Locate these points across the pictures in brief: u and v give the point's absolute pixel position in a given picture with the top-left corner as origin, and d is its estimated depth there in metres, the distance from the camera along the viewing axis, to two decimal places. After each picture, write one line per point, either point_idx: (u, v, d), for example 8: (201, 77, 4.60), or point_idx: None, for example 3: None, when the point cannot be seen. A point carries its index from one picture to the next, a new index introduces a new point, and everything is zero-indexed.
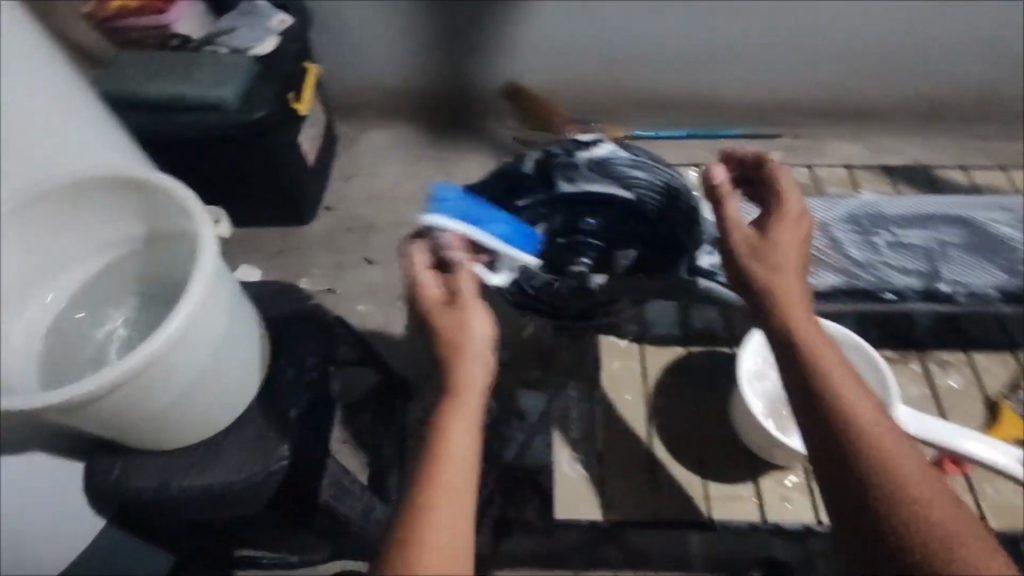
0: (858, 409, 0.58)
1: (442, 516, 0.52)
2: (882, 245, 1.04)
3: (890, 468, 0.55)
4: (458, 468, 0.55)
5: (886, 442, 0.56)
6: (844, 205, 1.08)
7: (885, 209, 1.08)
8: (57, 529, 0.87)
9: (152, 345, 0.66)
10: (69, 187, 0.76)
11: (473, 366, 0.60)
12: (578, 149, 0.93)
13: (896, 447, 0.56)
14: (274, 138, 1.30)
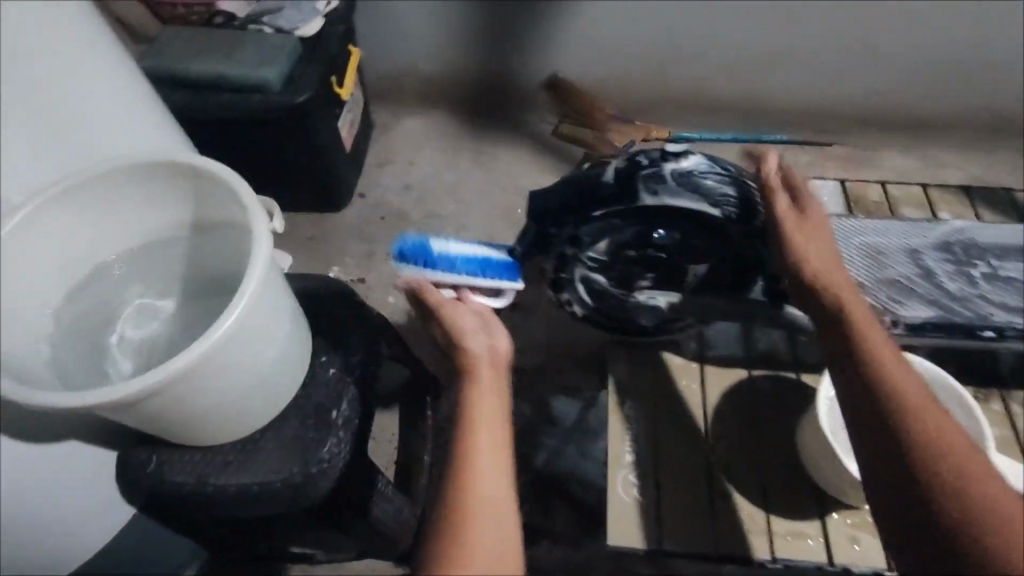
0: (906, 385, 0.57)
1: (471, 483, 0.53)
2: (978, 277, 0.86)
3: (940, 440, 0.54)
4: (488, 441, 0.56)
5: (933, 416, 0.56)
6: (938, 230, 0.89)
7: (983, 236, 0.89)
8: (86, 521, 0.84)
9: (209, 339, 0.64)
10: (121, 170, 0.73)
11: (476, 346, 0.64)
12: (665, 159, 0.73)
13: (942, 422, 0.55)
14: (316, 122, 1.25)
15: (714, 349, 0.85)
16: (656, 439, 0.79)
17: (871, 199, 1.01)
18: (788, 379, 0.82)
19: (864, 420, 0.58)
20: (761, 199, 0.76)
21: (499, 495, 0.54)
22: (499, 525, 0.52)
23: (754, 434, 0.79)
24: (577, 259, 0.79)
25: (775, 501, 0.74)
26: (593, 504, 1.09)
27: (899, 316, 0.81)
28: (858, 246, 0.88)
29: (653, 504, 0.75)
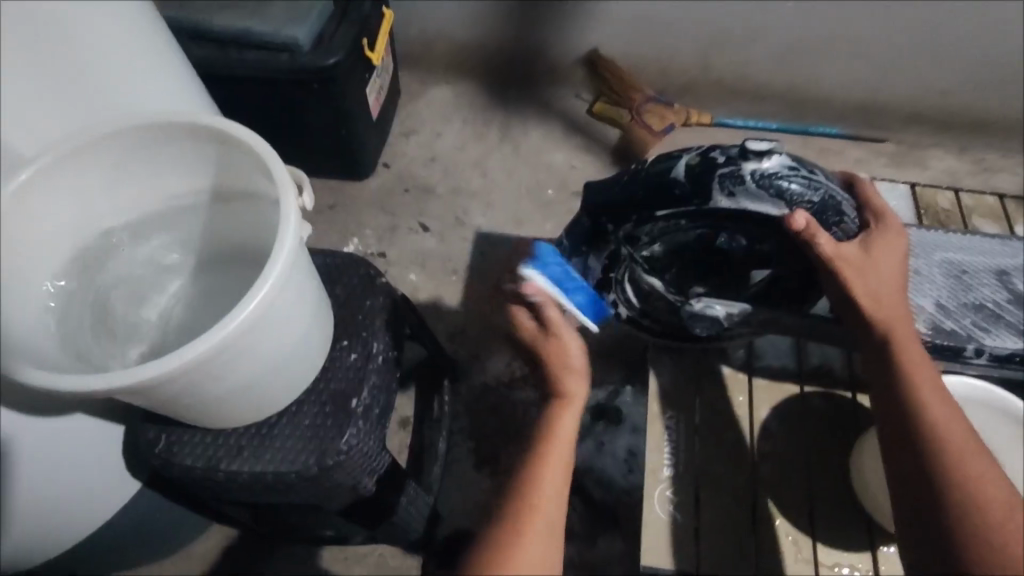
0: (944, 425, 0.57)
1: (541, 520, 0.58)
2: None
3: (969, 485, 0.54)
4: (559, 463, 0.61)
5: (967, 460, 0.55)
6: None
7: None
8: (95, 490, 0.82)
9: (224, 328, 0.60)
10: (138, 129, 0.67)
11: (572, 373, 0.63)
12: (746, 157, 0.65)
13: (979, 468, 0.54)
14: (343, 87, 1.18)
15: (762, 361, 0.83)
16: (698, 457, 0.79)
17: (941, 205, 0.97)
18: (843, 400, 0.80)
19: (890, 450, 0.59)
20: (846, 210, 0.68)
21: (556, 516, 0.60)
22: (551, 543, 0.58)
23: (800, 456, 0.78)
24: (632, 258, 0.73)
25: (820, 528, 0.74)
26: (608, 503, 1.04)
27: (984, 344, 0.74)
28: (940, 262, 0.80)
29: (688, 522, 0.75)
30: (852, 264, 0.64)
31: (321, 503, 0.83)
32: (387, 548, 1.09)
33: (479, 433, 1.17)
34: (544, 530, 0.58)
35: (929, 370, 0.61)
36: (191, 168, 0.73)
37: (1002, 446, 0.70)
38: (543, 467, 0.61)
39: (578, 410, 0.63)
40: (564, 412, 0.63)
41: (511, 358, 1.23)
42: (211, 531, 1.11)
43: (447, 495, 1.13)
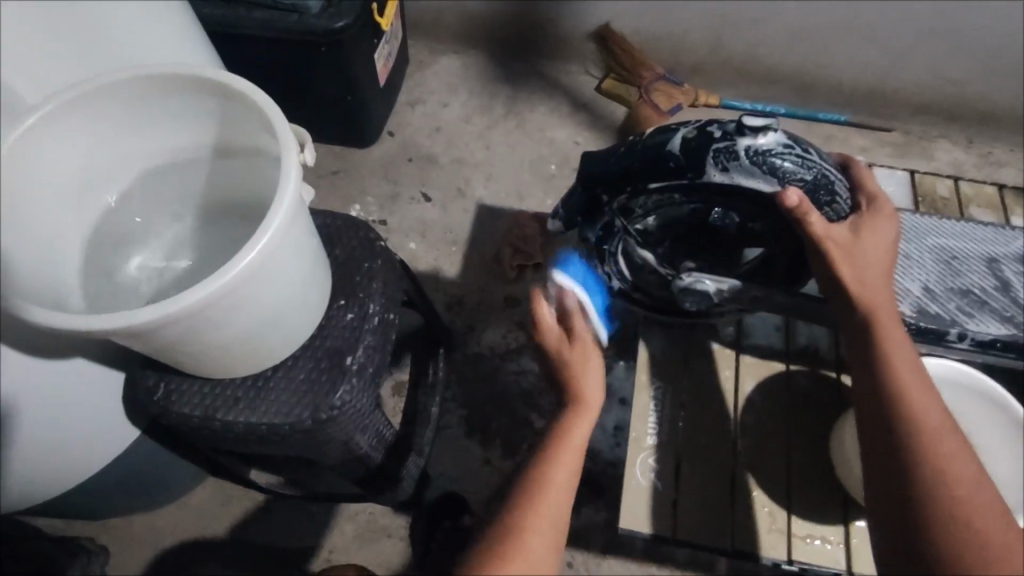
0: (920, 408, 0.58)
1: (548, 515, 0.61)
2: None
3: (940, 467, 0.55)
4: (568, 462, 0.64)
5: (942, 443, 0.56)
6: (1019, 239, 0.82)
7: None
8: (95, 435, 0.84)
9: (221, 276, 0.61)
10: (143, 81, 0.68)
11: (589, 377, 0.66)
12: (741, 133, 0.65)
13: (952, 451, 0.56)
14: (351, 51, 1.18)
15: (752, 338, 0.84)
16: (682, 429, 0.80)
17: (939, 192, 0.97)
18: (829, 381, 0.82)
19: (865, 430, 0.60)
20: (839, 190, 0.69)
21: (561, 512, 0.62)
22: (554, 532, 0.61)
23: (782, 432, 0.80)
24: (625, 230, 0.74)
25: (796, 501, 0.76)
26: (593, 472, 1.07)
27: (967, 329, 0.75)
28: (932, 248, 0.81)
29: (668, 489, 0.77)
30: (840, 247, 0.65)
31: (312, 456, 0.85)
32: (376, 507, 1.11)
33: (471, 400, 1.19)
34: (551, 524, 0.61)
35: (911, 353, 0.61)
36: (194, 122, 0.74)
37: (977, 425, 0.71)
38: (553, 465, 0.63)
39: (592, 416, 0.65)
40: (578, 418, 0.65)
41: (506, 328, 1.24)
42: (207, 483, 1.14)
43: (437, 457, 1.15)
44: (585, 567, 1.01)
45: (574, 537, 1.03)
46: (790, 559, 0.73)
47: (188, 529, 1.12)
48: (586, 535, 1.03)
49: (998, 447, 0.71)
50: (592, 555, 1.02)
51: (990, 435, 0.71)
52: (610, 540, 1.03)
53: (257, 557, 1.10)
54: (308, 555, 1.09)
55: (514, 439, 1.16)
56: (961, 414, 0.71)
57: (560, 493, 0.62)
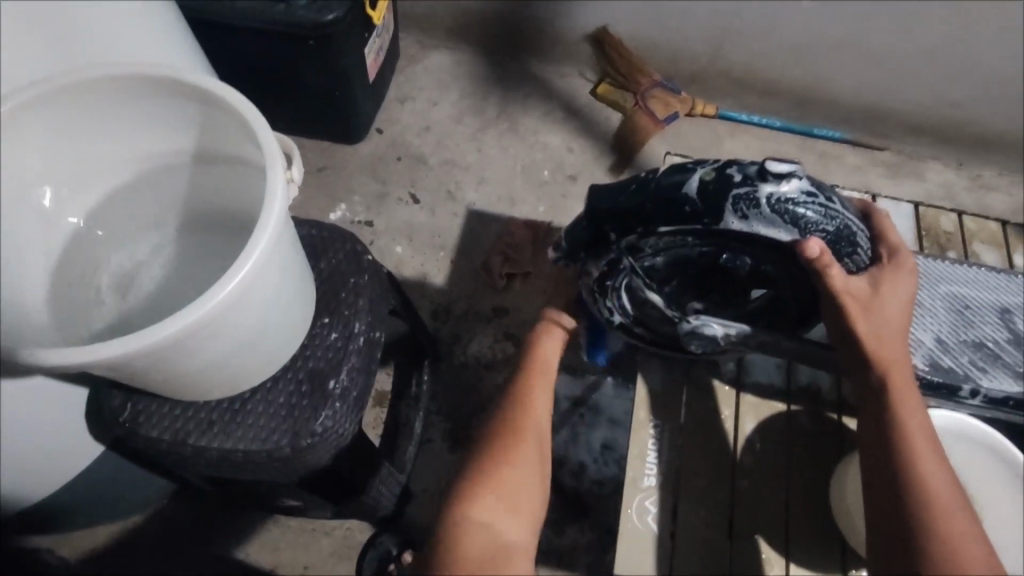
0: (930, 473, 0.57)
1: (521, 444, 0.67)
2: None
3: (947, 537, 0.54)
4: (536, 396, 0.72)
5: (951, 517, 0.55)
6: None
7: None
8: (56, 452, 0.79)
9: (203, 307, 0.57)
10: (113, 83, 0.63)
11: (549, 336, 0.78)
12: (764, 179, 0.63)
13: (959, 520, 0.55)
14: (341, 45, 1.12)
15: (751, 374, 0.83)
16: (678, 466, 0.79)
17: (943, 227, 0.96)
18: (828, 421, 0.80)
19: (872, 490, 0.59)
20: (860, 241, 0.67)
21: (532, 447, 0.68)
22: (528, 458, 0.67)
23: (781, 474, 0.78)
24: (633, 268, 0.70)
25: (796, 549, 0.74)
26: (579, 492, 1.04)
27: (980, 386, 0.74)
28: (944, 295, 0.80)
29: (664, 531, 0.75)
30: (858, 300, 0.63)
31: (287, 480, 0.81)
32: (355, 522, 1.08)
33: (455, 414, 1.15)
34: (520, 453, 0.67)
35: (924, 415, 0.60)
36: (171, 126, 0.68)
37: (984, 483, 0.70)
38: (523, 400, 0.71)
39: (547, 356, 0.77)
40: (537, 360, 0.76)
41: (493, 340, 1.20)
42: (176, 493, 1.10)
43: (420, 472, 1.12)
44: None
45: (559, 558, 1.01)
46: None
47: (156, 539, 1.07)
48: (570, 556, 1.01)
49: (1001, 501, 0.70)
50: None
51: (995, 489, 0.70)
52: (594, 563, 1.01)
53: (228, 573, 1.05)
54: (281, 572, 1.05)
55: None
56: (966, 469, 0.70)
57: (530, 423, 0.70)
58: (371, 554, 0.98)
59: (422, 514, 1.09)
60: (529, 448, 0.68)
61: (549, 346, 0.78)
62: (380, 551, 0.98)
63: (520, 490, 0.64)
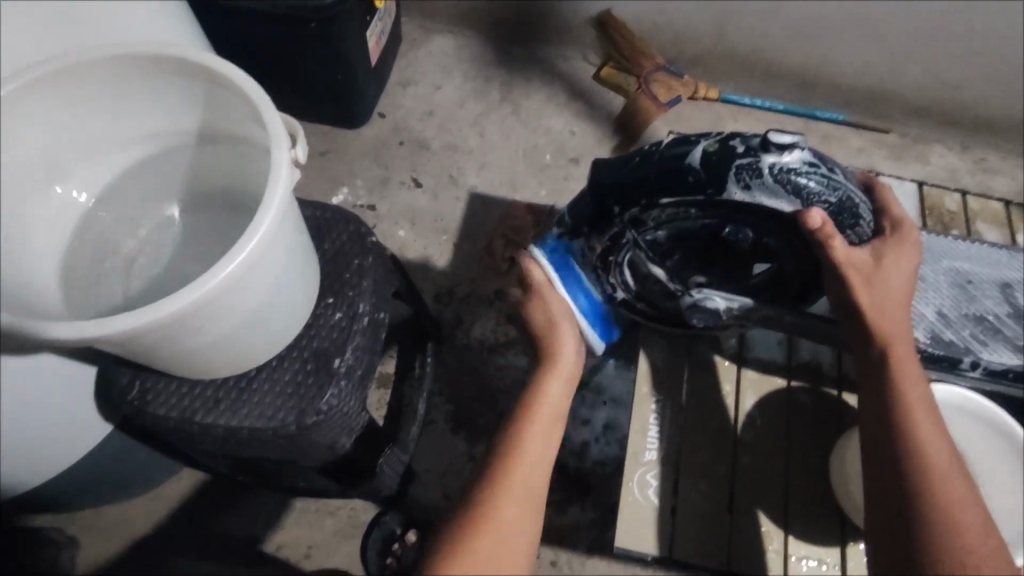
0: (929, 446, 0.57)
1: (526, 478, 0.61)
2: None
3: (946, 508, 0.54)
4: (544, 424, 0.65)
5: (952, 486, 0.56)
6: None
7: None
8: (65, 429, 0.79)
9: (210, 280, 0.57)
10: (117, 61, 0.63)
11: (566, 347, 0.69)
12: (766, 150, 0.63)
13: (958, 492, 0.55)
14: (342, 28, 1.11)
15: (752, 352, 0.84)
16: (679, 442, 0.81)
17: (947, 207, 0.96)
18: (828, 396, 0.82)
19: (872, 463, 0.60)
20: (862, 213, 0.67)
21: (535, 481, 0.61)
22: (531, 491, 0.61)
23: (780, 450, 0.80)
24: (635, 242, 0.71)
25: (794, 522, 0.77)
26: (580, 471, 1.05)
27: (980, 358, 0.75)
28: (946, 270, 0.80)
29: (663, 505, 0.78)
30: (860, 273, 0.63)
31: (293, 458, 0.82)
32: (359, 503, 1.09)
33: (457, 397, 1.16)
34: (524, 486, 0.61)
35: (925, 390, 0.61)
36: (176, 106, 0.69)
37: (982, 455, 0.71)
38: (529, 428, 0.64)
39: (565, 373, 0.68)
40: (554, 373, 0.68)
41: (495, 323, 1.21)
42: (184, 473, 1.11)
43: (422, 453, 1.13)
44: (570, 568, 1.00)
45: (560, 538, 1.02)
46: None
47: (162, 518, 1.09)
48: (571, 535, 1.02)
49: (996, 475, 0.71)
50: (576, 557, 1.01)
51: (991, 462, 0.71)
52: (595, 542, 1.01)
53: (233, 552, 1.07)
54: (285, 550, 1.07)
55: (500, 435, 1.13)
56: (965, 442, 0.71)
57: (539, 453, 0.63)
58: (376, 532, 1.01)
59: (424, 495, 1.10)
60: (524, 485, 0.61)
61: (554, 384, 0.67)
62: (385, 530, 1.01)
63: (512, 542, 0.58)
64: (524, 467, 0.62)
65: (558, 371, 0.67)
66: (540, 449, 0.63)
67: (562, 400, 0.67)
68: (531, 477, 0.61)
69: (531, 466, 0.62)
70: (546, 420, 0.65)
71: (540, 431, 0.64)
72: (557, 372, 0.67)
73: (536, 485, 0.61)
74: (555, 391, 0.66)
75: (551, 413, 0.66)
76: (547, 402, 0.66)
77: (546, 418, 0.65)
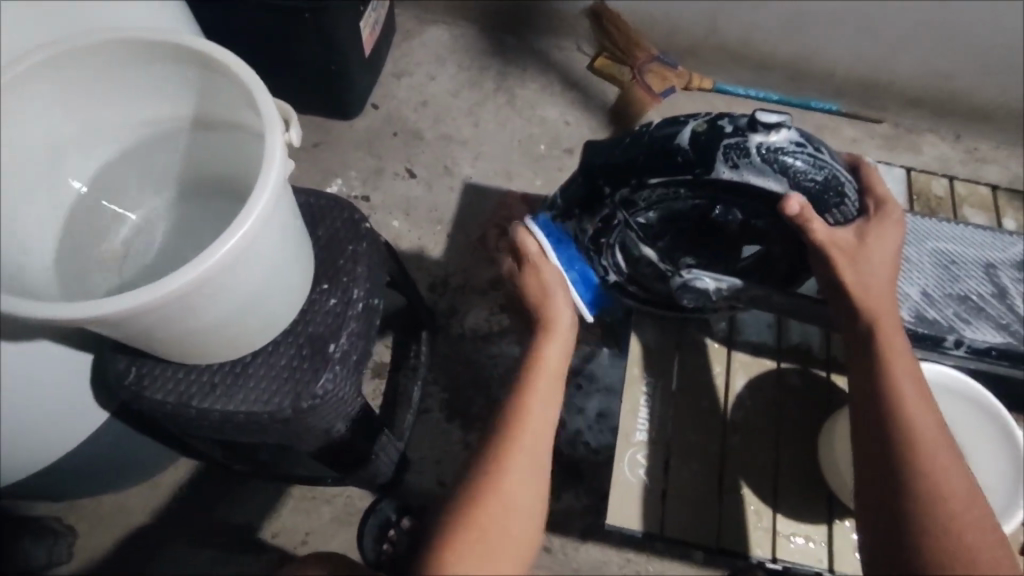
0: (917, 419, 0.59)
1: (525, 443, 0.64)
2: None
3: (934, 479, 0.56)
4: (543, 386, 0.67)
5: (937, 457, 0.57)
6: (1016, 245, 0.83)
7: None
8: (63, 416, 0.80)
9: (205, 261, 0.58)
10: (112, 47, 0.63)
11: (560, 308, 0.70)
12: (754, 129, 0.64)
13: (946, 462, 0.57)
14: (335, 18, 1.12)
15: (742, 335, 0.85)
16: (670, 424, 0.82)
17: (934, 192, 0.98)
18: (818, 377, 0.83)
19: (860, 437, 0.61)
20: (848, 192, 0.68)
21: (537, 444, 0.65)
22: (533, 454, 0.64)
23: (770, 431, 0.81)
24: (626, 223, 0.72)
25: (783, 501, 0.78)
26: (575, 457, 1.06)
27: (963, 336, 0.76)
28: (931, 252, 0.81)
29: (654, 485, 0.79)
30: (845, 252, 0.65)
31: (289, 443, 0.83)
32: (355, 490, 1.10)
33: (452, 384, 1.17)
34: (527, 451, 0.64)
35: (913, 364, 0.62)
36: (171, 93, 0.69)
37: (965, 431, 0.73)
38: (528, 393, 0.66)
39: (562, 334, 0.69)
40: (551, 337, 0.69)
41: (490, 311, 1.22)
42: (181, 462, 1.12)
43: (417, 441, 1.14)
44: (564, 553, 1.02)
45: (554, 523, 1.03)
46: (775, 558, 0.76)
47: (160, 507, 1.09)
48: (565, 520, 1.03)
49: (981, 452, 0.72)
50: (570, 542, 1.02)
51: (977, 440, 0.72)
52: (588, 528, 1.03)
53: (231, 539, 1.08)
54: (283, 537, 1.08)
55: (495, 423, 1.14)
56: (951, 419, 0.73)
57: (539, 416, 0.66)
58: (372, 519, 1.02)
59: (420, 482, 1.11)
60: (524, 449, 0.64)
61: (551, 349, 0.69)
62: (381, 517, 1.02)
63: (516, 509, 0.61)
64: (525, 432, 0.65)
65: (554, 336, 0.69)
66: (538, 415, 0.66)
67: (560, 362, 0.69)
68: (533, 441, 0.64)
69: (532, 430, 0.65)
70: (546, 385, 0.67)
71: (539, 396, 0.66)
72: (554, 336, 0.69)
73: (540, 447, 0.65)
74: (553, 355, 0.68)
75: (550, 376, 0.68)
76: (546, 365, 0.68)
77: (546, 381, 0.67)
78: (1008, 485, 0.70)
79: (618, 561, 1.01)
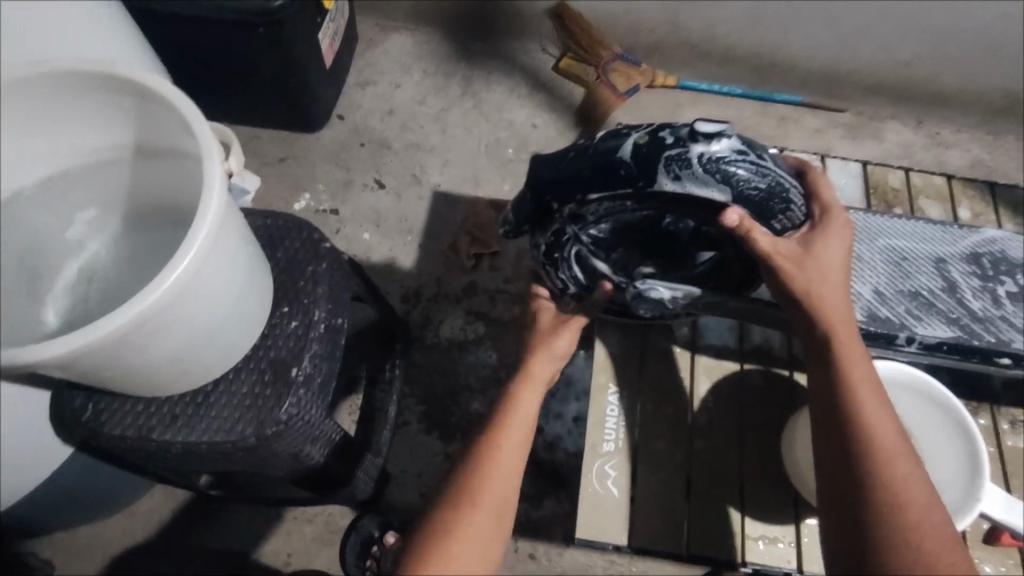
0: (874, 423, 0.59)
1: (514, 438, 0.67)
2: (1002, 293, 0.80)
3: (892, 484, 0.56)
4: (533, 392, 0.71)
5: (894, 461, 0.57)
6: (966, 239, 0.84)
7: (1012, 248, 0.84)
8: (29, 452, 0.78)
9: (144, 301, 0.57)
10: (42, 78, 0.62)
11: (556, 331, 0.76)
12: (694, 140, 0.64)
13: (906, 467, 0.57)
14: (291, 32, 1.10)
15: (705, 337, 0.86)
16: (637, 432, 0.82)
17: (891, 185, 0.99)
18: (781, 377, 0.84)
19: (823, 443, 0.62)
20: (793, 198, 0.68)
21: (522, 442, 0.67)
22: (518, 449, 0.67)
23: (735, 436, 0.82)
24: (576, 237, 0.73)
25: (751, 504, 0.79)
26: (554, 463, 1.06)
27: (915, 333, 0.77)
28: (882, 249, 0.82)
29: (624, 494, 0.80)
30: (792, 260, 0.66)
31: (260, 470, 0.82)
32: (336, 508, 1.09)
33: (428, 396, 1.16)
34: (513, 448, 0.66)
35: (871, 367, 0.63)
36: (108, 121, 0.68)
37: (921, 426, 0.73)
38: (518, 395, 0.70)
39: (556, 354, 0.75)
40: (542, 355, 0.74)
41: (462, 320, 1.21)
42: (157, 490, 1.10)
43: (395, 454, 1.13)
44: (547, 558, 1.02)
45: (536, 530, 1.03)
46: (744, 560, 0.77)
47: (140, 537, 1.08)
48: (547, 526, 1.03)
49: (940, 447, 0.73)
50: (552, 547, 1.02)
51: (936, 434, 0.73)
52: (570, 532, 1.03)
53: (213, 565, 1.06)
54: (264, 560, 1.06)
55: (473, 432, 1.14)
56: (907, 414, 0.74)
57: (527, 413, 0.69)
58: (353, 537, 1.01)
59: (401, 496, 1.10)
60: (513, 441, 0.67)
61: (541, 363, 0.73)
62: (363, 535, 1.00)
63: (496, 522, 0.62)
64: (512, 426, 0.68)
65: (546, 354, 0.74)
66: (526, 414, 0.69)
67: (551, 369, 0.74)
68: (518, 436, 0.67)
69: (519, 426, 0.68)
70: (532, 392, 0.71)
71: (528, 401, 0.70)
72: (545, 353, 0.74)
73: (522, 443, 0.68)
74: (541, 371, 0.73)
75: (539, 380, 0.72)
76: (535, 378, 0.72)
77: (535, 390, 0.72)
78: (965, 476, 0.71)
79: (601, 564, 1.01)
